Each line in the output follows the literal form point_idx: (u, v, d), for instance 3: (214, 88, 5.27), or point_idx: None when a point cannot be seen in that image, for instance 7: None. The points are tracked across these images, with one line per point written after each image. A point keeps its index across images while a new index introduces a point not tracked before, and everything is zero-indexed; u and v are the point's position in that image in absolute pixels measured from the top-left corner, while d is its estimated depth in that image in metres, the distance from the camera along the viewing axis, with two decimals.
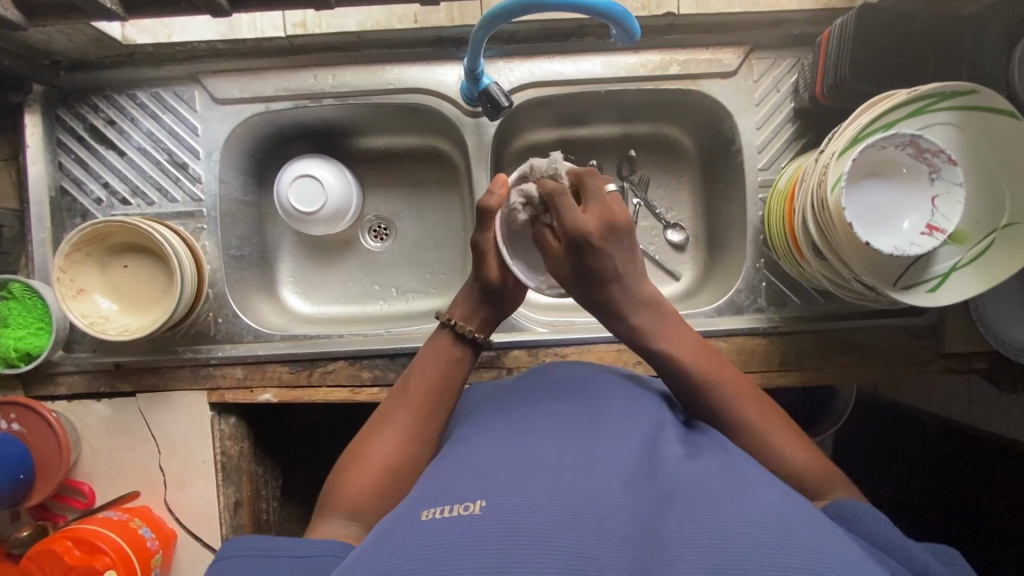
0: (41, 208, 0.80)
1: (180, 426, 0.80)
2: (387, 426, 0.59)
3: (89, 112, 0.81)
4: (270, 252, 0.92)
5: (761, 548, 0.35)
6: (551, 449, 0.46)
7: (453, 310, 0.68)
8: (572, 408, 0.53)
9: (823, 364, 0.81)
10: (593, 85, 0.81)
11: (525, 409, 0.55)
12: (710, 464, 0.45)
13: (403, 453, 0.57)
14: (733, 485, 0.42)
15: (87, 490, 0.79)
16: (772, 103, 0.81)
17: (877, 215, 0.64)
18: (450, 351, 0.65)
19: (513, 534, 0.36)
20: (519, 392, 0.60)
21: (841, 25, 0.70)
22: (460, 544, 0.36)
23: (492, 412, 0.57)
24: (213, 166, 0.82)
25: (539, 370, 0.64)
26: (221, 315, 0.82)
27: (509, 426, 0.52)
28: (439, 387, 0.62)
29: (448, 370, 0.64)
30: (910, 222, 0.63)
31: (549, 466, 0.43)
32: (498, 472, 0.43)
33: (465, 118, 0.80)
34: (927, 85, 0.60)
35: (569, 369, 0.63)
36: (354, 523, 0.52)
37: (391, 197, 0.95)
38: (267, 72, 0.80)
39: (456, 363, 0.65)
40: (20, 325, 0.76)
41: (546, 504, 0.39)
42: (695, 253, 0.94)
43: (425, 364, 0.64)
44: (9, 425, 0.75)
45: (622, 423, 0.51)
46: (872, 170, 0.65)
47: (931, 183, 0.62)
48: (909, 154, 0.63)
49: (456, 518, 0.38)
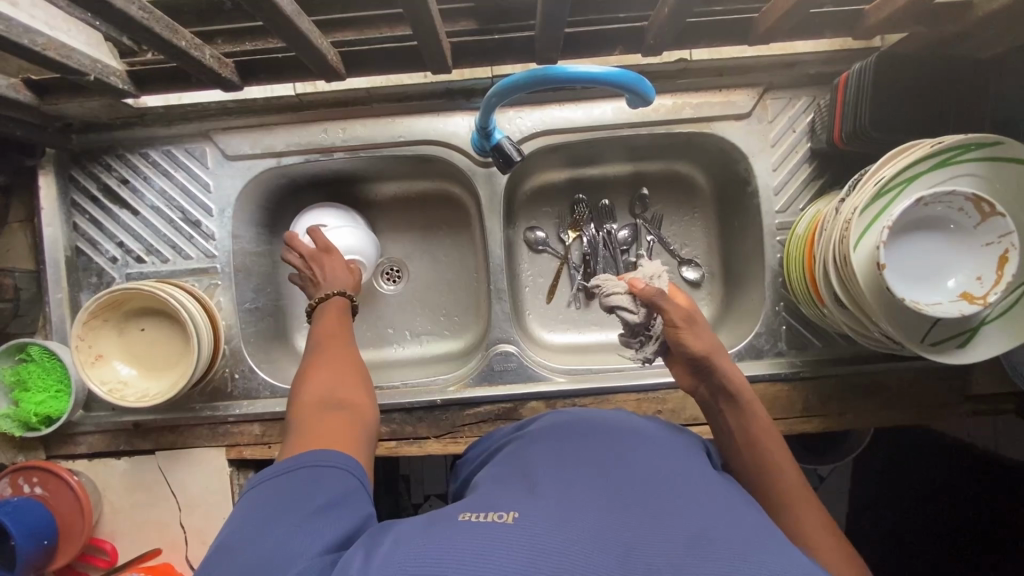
0: (58, 270, 0.80)
1: (199, 483, 0.80)
2: (309, 380, 0.61)
3: (102, 171, 0.81)
4: (284, 301, 0.92)
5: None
6: (587, 479, 0.46)
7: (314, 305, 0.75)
8: (606, 442, 0.54)
9: (845, 409, 0.79)
10: (604, 130, 0.80)
11: (563, 438, 0.56)
12: (743, 513, 0.45)
13: (340, 394, 0.59)
14: (769, 543, 0.41)
15: (109, 549, 0.79)
16: (787, 144, 0.80)
17: (920, 271, 0.61)
18: (336, 312, 0.71)
19: (539, 552, 0.37)
20: (557, 422, 0.60)
21: (859, 71, 0.68)
22: (490, 550, 0.37)
23: (523, 443, 0.58)
24: (226, 222, 0.82)
25: (571, 410, 0.64)
26: (237, 371, 0.82)
27: (546, 453, 0.52)
28: (341, 336, 0.68)
29: (341, 322, 0.70)
30: (955, 281, 0.60)
31: (580, 492, 0.44)
32: (528, 495, 0.44)
33: (477, 168, 0.80)
34: (952, 137, 0.59)
35: (602, 412, 0.62)
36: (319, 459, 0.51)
37: (403, 241, 0.95)
38: (276, 128, 0.80)
39: (344, 313, 0.72)
40: (39, 388, 0.77)
41: (575, 529, 0.39)
42: (711, 290, 0.93)
43: (319, 330, 0.68)
44: (31, 488, 0.75)
45: (657, 461, 0.50)
46: (918, 224, 0.61)
47: (970, 241, 0.59)
48: (964, 213, 0.58)
49: (492, 525, 0.40)
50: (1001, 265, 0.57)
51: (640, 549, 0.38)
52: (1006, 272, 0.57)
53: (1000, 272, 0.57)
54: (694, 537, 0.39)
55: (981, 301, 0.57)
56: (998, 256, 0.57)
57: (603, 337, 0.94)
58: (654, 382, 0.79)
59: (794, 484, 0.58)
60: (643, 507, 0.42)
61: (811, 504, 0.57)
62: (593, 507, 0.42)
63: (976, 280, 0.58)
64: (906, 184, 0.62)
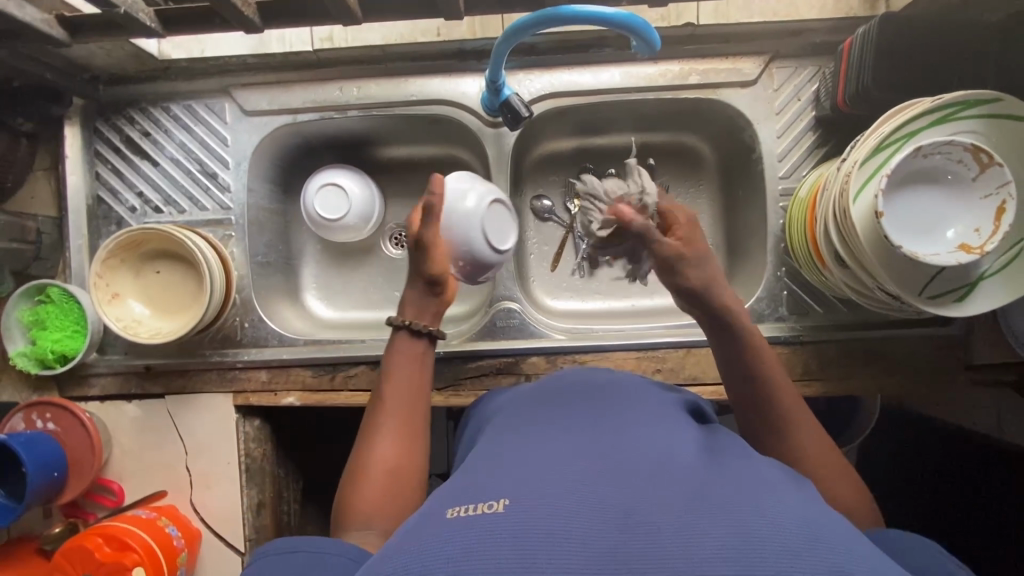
0: (79, 216, 0.83)
1: (206, 428, 0.82)
2: (375, 436, 0.63)
3: (125, 123, 0.84)
4: (295, 259, 0.94)
5: (789, 552, 0.35)
6: (575, 453, 0.46)
7: (405, 311, 0.70)
8: (590, 416, 0.54)
9: (844, 374, 0.80)
10: (612, 94, 0.82)
11: (544, 415, 0.57)
12: (736, 468, 0.45)
13: (400, 458, 0.62)
14: (761, 490, 0.42)
15: (116, 489, 0.82)
16: (792, 112, 0.81)
17: (921, 225, 0.62)
18: (414, 351, 0.69)
19: (532, 534, 0.37)
20: (543, 397, 0.61)
21: (863, 34, 0.70)
22: (487, 543, 0.37)
23: (503, 425, 0.58)
24: (242, 175, 0.84)
25: (559, 378, 0.66)
26: (247, 320, 0.84)
27: (528, 433, 0.53)
28: (413, 384, 0.67)
29: (416, 370, 0.68)
30: (954, 231, 0.61)
31: (570, 467, 0.44)
32: (518, 474, 0.44)
33: (486, 128, 0.82)
34: (951, 93, 0.59)
35: (590, 379, 0.64)
36: (372, 532, 0.56)
37: (413, 204, 0.97)
38: (294, 85, 0.83)
39: (422, 357, 0.69)
40: (57, 328, 0.79)
41: (567, 504, 0.39)
42: (714, 261, 0.94)
43: (394, 368, 0.68)
44: (44, 424, 0.78)
45: (642, 429, 0.51)
46: (916, 178, 0.62)
47: (971, 192, 0.60)
48: (963, 165, 0.59)
49: (482, 516, 0.39)
50: (1000, 215, 0.58)
51: (639, 514, 0.38)
52: (1003, 222, 0.58)
53: (997, 223, 0.58)
54: (690, 496, 0.40)
55: (979, 251, 0.58)
56: (995, 207, 0.58)
57: (606, 304, 0.95)
58: (654, 342, 0.80)
59: (796, 409, 0.59)
60: (636, 474, 0.43)
61: (815, 431, 0.58)
62: (585, 480, 0.42)
63: (975, 231, 0.59)
64: (906, 140, 0.62)
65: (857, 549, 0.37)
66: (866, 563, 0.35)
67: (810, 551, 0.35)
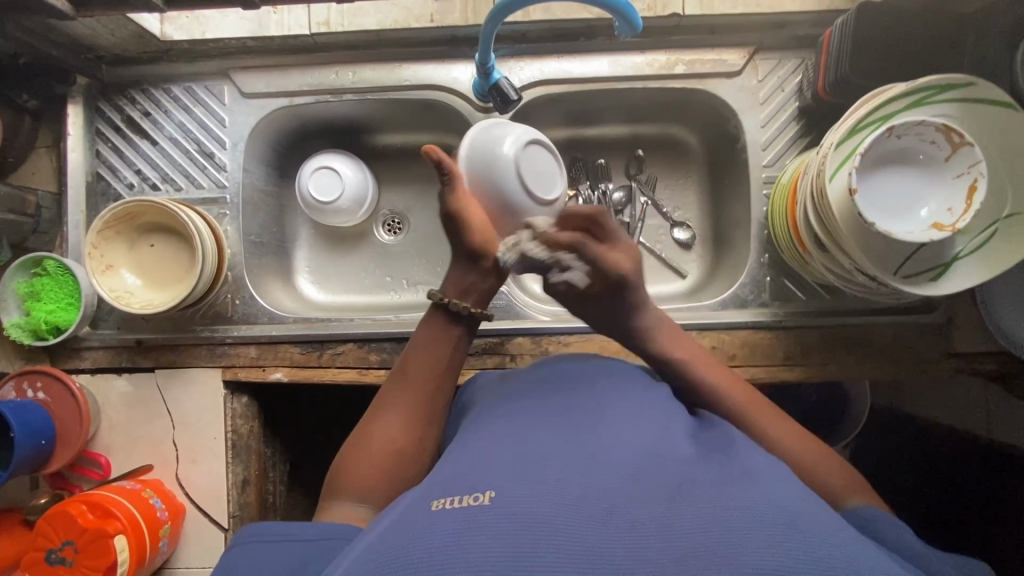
0: (78, 192, 0.85)
1: (194, 403, 0.82)
2: (386, 409, 0.62)
3: (127, 104, 0.87)
4: (288, 242, 0.96)
5: (752, 534, 0.36)
6: (554, 444, 0.48)
7: (447, 289, 0.69)
8: (566, 403, 0.55)
9: (827, 360, 0.80)
10: (600, 83, 0.84)
11: (525, 401, 0.58)
12: (712, 459, 0.47)
13: (407, 436, 0.60)
14: (735, 478, 0.43)
15: (103, 462, 0.82)
16: (776, 102, 0.83)
17: (892, 206, 0.64)
18: (444, 332, 0.67)
19: (510, 523, 0.38)
20: (526, 383, 0.62)
21: (841, 24, 0.72)
22: (469, 531, 0.38)
23: (485, 415, 0.59)
24: (238, 155, 0.86)
25: (545, 363, 0.67)
26: (238, 297, 0.85)
27: (510, 422, 0.54)
28: (441, 365, 0.65)
29: (442, 353, 0.66)
30: (927, 210, 0.63)
31: (547, 459, 0.45)
32: (498, 467, 0.45)
33: (477, 113, 0.84)
34: (924, 77, 0.61)
35: (574, 362, 0.65)
36: (363, 506, 0.56)
37: (406, 191, 0.99)
38: (291, 69, 0.85)
39: (451, 342, 0.66)
40: (51, 299, 0.81)
41: (545, 496, 0.40)
42: (702, 251, 0.95)
43: (423, 346, 0.66)
44: (35, 393, 0.79)
45: (620, 417, 0.52)
46: (891, 157, 0.65)
47: (944, 173, 0.62)
48: (935, 145, 0.62)
49: (461, 509, 0.40)
50: (971, 194, 0.59)
51: (610, 506, 0.39)
52: (974, 200, 0.59)
53: (969, 201, 0.60)
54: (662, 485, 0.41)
55: (950, 229, 0.60)
56: (967, 185, 0.60)
57: None
58: None
59: (744, 394, 0.62)
60: (612, 470, 0.44)
61: (774, 415, 0.60)
62: (560, 472, 0.43)
63: (947, 210, 0.61)
64: (881, 123, 0.64)
65: (821, 529, 0.38)
66: (829, 543, 0.37)
67: (780, 532, 0.37)
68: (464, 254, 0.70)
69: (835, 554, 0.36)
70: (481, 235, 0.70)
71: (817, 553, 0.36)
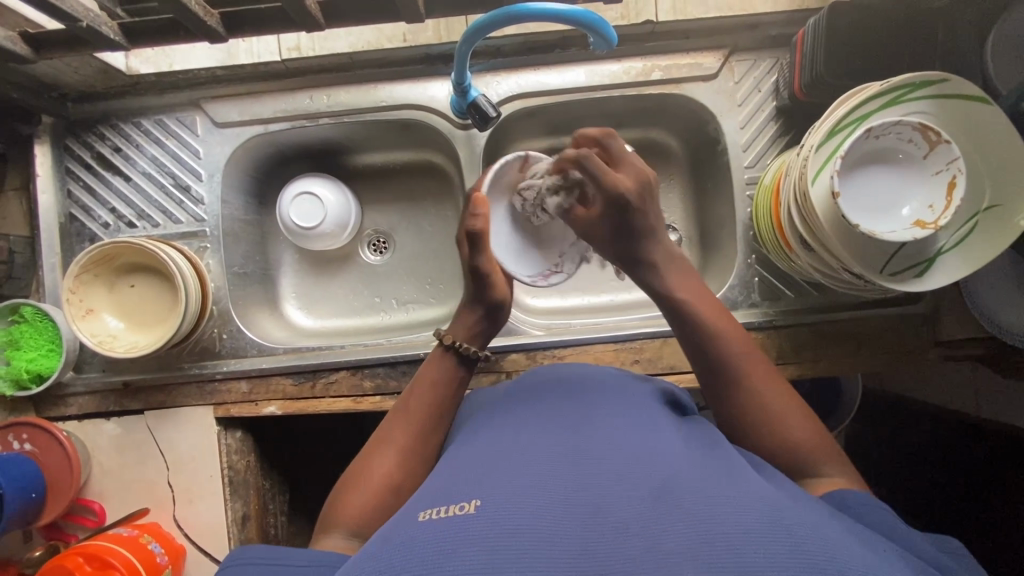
0: (51, 234, 0.82)
1: (188, 442, 0.81)
2: (387, 444, 0.61)
3: (96, 141, 0.84)
4: (273, 269, 0.94)
5: (753, 542, 0.36)
6: (546, 454, 0.47)
7: (454, 331, 0.71)
8: (558, 413, 0.55)
9: (819, 356, 0.81)
10: (578, 93, 0.84)
11: (518, 411, 0.58)
12: (709, 462, 0.46)
13: (403, 470, 0.59)
14: (735, 481, 0.43)
15: (98, 508, 0.80)
16: (754, 103, 0.83)
17: (874, 206, 0.65)
18: (450, 370, 0.67)
19: (510, 538, 0.37)
20: (517, 392, 0.62)
21: (813, 25, 0.72)
22: (466, 544, 0.37)
23: (475, 431, 0.58)
24: (215, 187, 0.84)
25: (532, 373, 0.67)
26: (225, 331, 0.84)
27: (502, 433, 0.53)
28: (438, 398, 0.65)
29: (444, 391, 0.66)
30: (909, 209, 0.64)
31: (543, 470, 0.45)
32: (496, 475, 0.45)
33: (456, 130, 0.83)
34: (898, 76, 0.62)
35: (566, 371, 0.65)
36: (358, 538, 0.54)
37: (389, 210, 0.97)
38: (264, 96, 0.84)
39: (456, 380, 0.67)
40: (31, 347, 0.79)
41: (543, 507, 0.40)
42: (689, 253, 0.95)
43: (424, 383, 0.66)
44: (21, 445, 0.77)
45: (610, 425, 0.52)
46: (870, 157, 0.66)
47: (926, 170, 0.63)
48: (913, 143, 0.62)
49: (455, 517, 0.40)
50: (951, 190, 0.60)
51: (607, 517, 0.39)
52: (954, 196, 0.60)
53: (949, 198, 0.61)
54: (658, 493, 0.41)
55: (932, 226, 0.61)
56: (946, 183, 0.61)
57: (585, 301, 0.94)
58: (631, 333, 0.81)
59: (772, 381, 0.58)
60: (610, 475, 0.43)
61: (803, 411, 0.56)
62: (563, 482, 0.43)
63: (928, 208, 0.62)
64: (859, 122, 0.64)
65: (819, 532, 0.38)
66: (823, 545, 0.36)
67: (783, 537, 0.37)
68: (485, 305, 0.72)
69: (834, 561, 0.36)
70: (500, 290, 0.72)
71: (815, 559, 0.35)
